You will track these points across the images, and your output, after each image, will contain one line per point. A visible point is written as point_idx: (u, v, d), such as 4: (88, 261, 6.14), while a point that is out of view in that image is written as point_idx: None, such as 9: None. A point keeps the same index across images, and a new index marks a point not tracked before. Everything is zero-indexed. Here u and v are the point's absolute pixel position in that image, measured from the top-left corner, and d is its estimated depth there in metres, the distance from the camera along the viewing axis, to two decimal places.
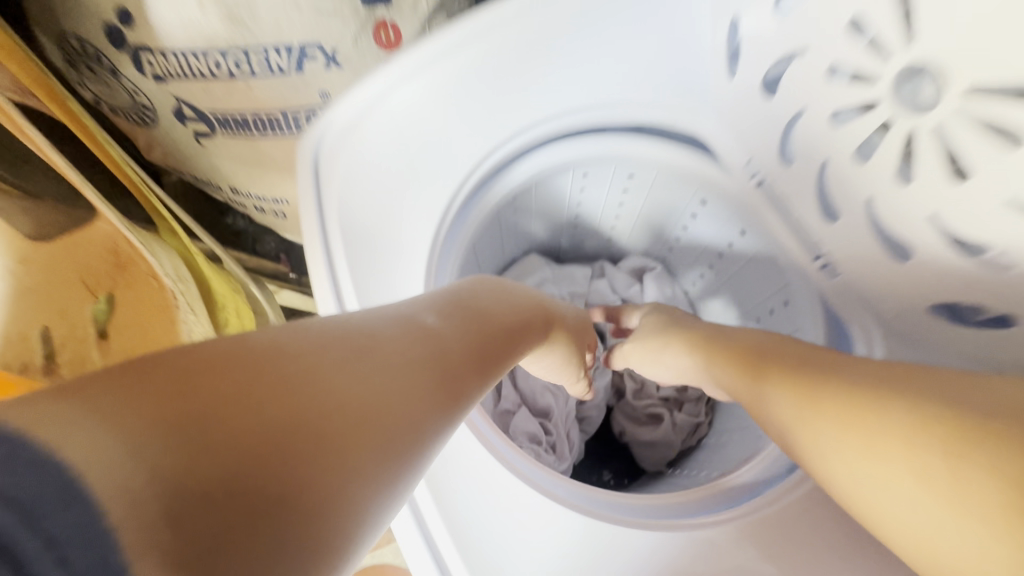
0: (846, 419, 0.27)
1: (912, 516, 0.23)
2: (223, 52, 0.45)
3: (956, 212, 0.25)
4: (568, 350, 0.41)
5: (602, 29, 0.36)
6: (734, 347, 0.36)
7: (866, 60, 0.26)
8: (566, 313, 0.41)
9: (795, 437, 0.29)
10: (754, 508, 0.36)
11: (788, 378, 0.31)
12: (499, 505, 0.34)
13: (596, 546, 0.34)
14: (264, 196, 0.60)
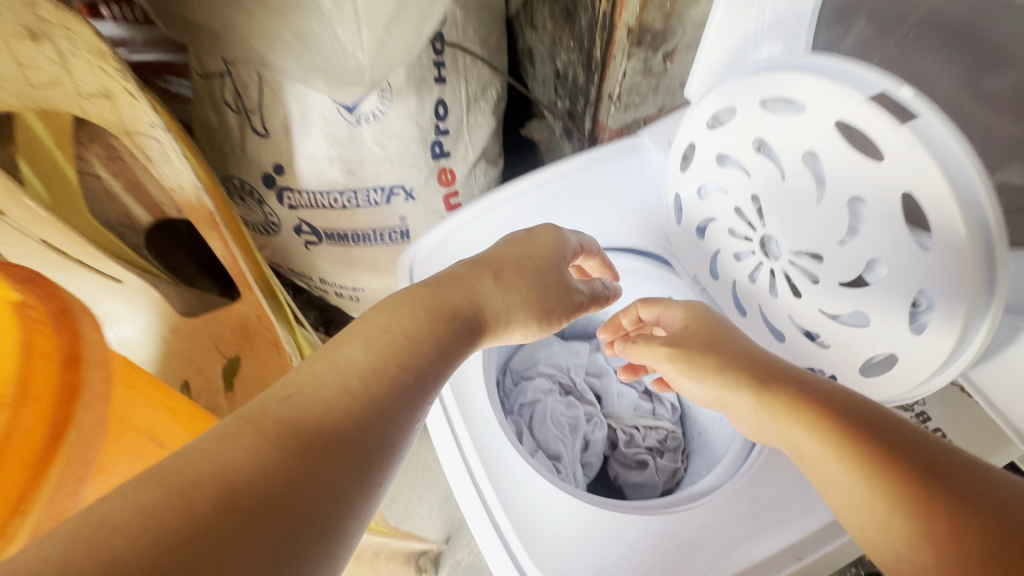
0: (842, 454, 0.35)
1: (875, 533, 0.33)
2: (342, 191, 0.67)
3: (798, 314, 0.43)
4: (518, 308, 0.47)
5: (590, 191, 0.58)
6: (693, 358, 0.47)
7: (741, 227, 0.46)
8: (516, 293, 0.47)
9: (804, 459, 0.38)
10: (706, 497, 0.47)
11: (766, 402, 0.41)
12: (533, 489, 0.47)
13: (602, 522, 0.46)
14: (344, 285, 0.80)
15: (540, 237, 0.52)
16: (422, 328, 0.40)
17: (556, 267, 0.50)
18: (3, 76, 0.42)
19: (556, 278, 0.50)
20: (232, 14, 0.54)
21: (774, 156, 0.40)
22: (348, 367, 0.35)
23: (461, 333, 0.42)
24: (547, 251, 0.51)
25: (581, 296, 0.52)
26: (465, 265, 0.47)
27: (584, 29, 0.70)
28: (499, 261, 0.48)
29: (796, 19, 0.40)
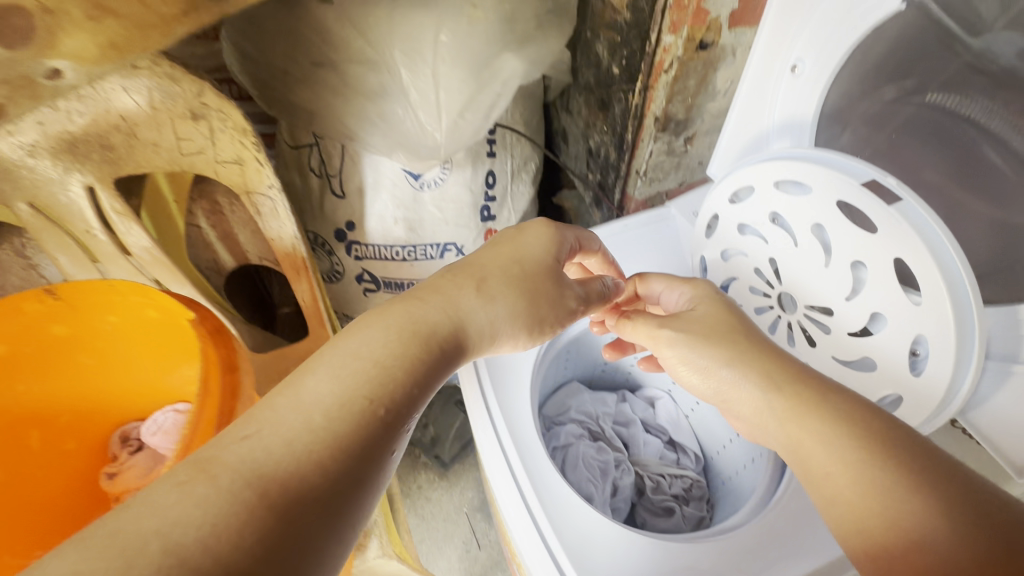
0: (847, 446, 0.37)
1: (874, 523, 0.34)
2: (404, 245, 0.77)
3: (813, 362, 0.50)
4: (501, 320, 0.46)
5: (625, 251, 0.66)
6: (699, 341, 0.46)
7: (760, 285, 0.53)
8: (501, 307, 0.46)
9: (798, 456, 0.39)
10: (735, 530, 0.51)
11: (768, 393, 0.42)
12: (577, 511, 0.52)
13: (644, 547, 0.50)
14: None
15: (534, 245, 0.51)
16: (393, 358, 0.38)
17: (550, 273, 0.50)
18: (161, 146, 0.52)
19: (550, 286, 0.49)
20: (329, 99, 0.66)
21: (788, 227, 0.48)
22: (311, 405, 0.34)
23: (436, 355, 0.41)
24: (541, 260, 0.50)
25: (580, 297, 0.51)
26: (443, 284, 0.46)
27: (616, 116, 0.80)
28: (484, 278, 0.47)
29: (800, 124, 0.49)
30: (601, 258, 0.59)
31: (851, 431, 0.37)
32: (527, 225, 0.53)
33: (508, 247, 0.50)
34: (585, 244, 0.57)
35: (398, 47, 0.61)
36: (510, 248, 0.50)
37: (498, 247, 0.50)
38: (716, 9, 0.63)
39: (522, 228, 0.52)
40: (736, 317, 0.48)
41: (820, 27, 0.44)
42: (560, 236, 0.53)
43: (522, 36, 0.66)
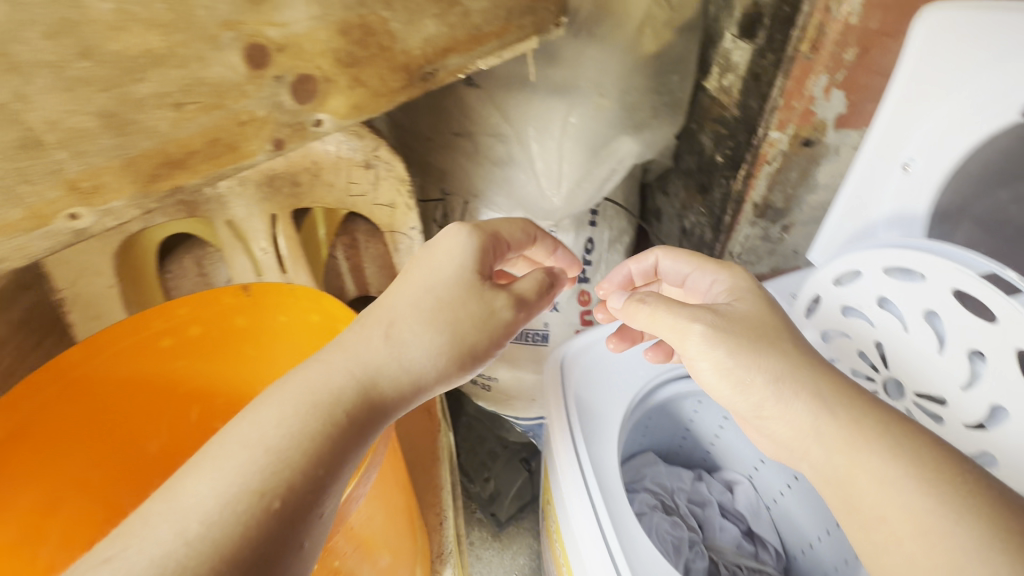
0: (919, 481, 0.36)
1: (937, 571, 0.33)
2: None
3: None
4: (421, 367, 0.41)
5: None
6: (744, 347, 0.42)
7: (861, 368, 0.54)
8: (416, 354, 0.41)
9: (851, 488, 0.38)
10: None
11: (821, 413, 0.41)
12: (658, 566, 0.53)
13: None
14: (482, 374, 0.88)
15: (454, 270, 0.45)
16: (284, 443, 0.34)
17: (478, 296, 0.44)
18: (335, 186, 0.64)
19: (483, 311, 0.44)
20: (464, 163, 0.77)
21: (898, 313, 0.49)
22: (189, 514, 0.30)
23: (343, 427, 0.36)
24: (463, 287, 0.44)
25: (511, 309, 0.45)
26: (346, 342, 0.40)
27: (716, 199, 0.85)
28: (399, 325, 0.41)
29: (911, 216, 0.52)
30: (544, 244, 0.56)
31: (918, 468, 0.37)
32: (440, 243, 0.47)
33: (424, 276, 0.44)
34: (521, 238, 0.52)
35: (531, 124, 0.71)
36: (427, 279, 0.44)
37: (419, 278, 0.44)
38: (823, 111, 0.69)
39: (441, 250, 0.46)
40: (779, 318, 0.45)
41: (937, 132, 0.48)
42: (485, 250, 0.47)
43: (637, 123, 0.76)
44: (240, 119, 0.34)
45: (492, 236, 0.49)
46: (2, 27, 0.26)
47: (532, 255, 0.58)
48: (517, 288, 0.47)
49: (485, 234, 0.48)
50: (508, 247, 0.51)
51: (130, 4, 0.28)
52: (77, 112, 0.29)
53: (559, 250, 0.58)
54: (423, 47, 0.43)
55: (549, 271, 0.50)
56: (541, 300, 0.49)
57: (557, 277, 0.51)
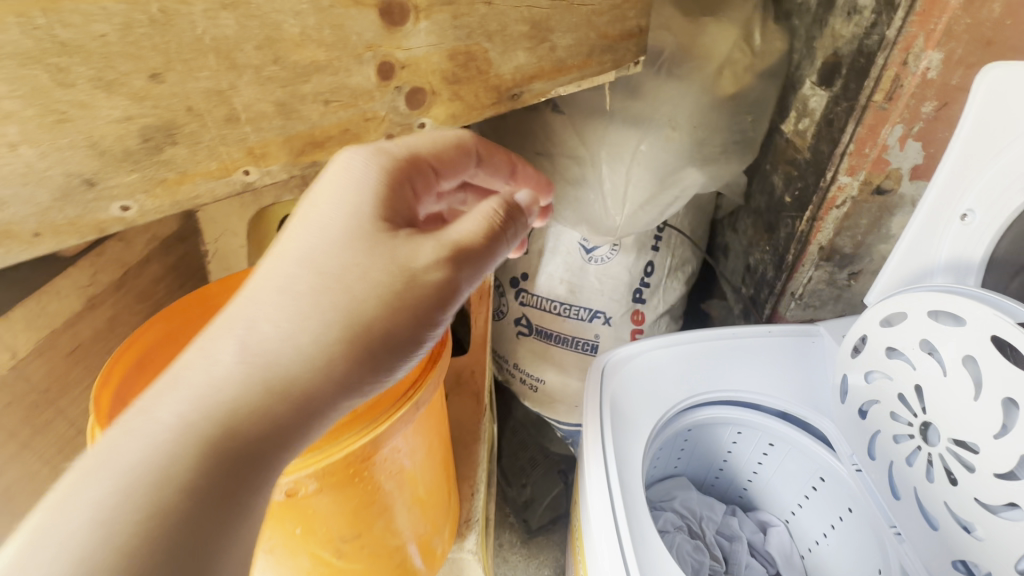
0: None
1: None
2: (569, 303, 0.91)
3: (953, 500, 0.48)
4: (300, 370, 0.32)
5: (761, 355, 0.71)
6: None
7: (901, 410, 0.55)
8: (284, 360, 0.31)
9: None
10: None
11: None
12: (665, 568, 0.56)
13: None
14: (531, 374, 0.95)
15: (345, 236, 0.35)
16: (99, 528, 0.25)
17: (382, 258, 0.34)
18: None
19: (390, 282, 0.34)
20: None
21: (938, 356, 0.50)
22: None
23: (203, 473, 0.28)
24: (357, 253, 0.34)
25: (431, 261, 0.35)
26: (197, 345, 0.32)
27: (781, 238, 0.86)
28: (271, 321, 0.32)
29: (967, 264, 0.53)
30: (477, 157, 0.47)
31: None
32: (326, 197, 0.37)
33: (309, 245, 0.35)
34: (450, 161, 0.43)
35: (606, 149, 0.79)
36: (310, 252, 0.34)
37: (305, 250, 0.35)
38: (897, 161, 0.70)
39: (332, 211, 0.36)
40: None
41: (996, 189, 0.49)
42: (392, 202, 0.37)
43: (707, 157, 0.80)
44: (365, 117, 0.44)
45: (402, 179, 0.39)
46: (232, 41, 0.35)
47: (480, 177, 0.50)
48: (452, 234, 0.37)
49: (392, 171, 0.39)
50: (436, 171, 0.43)
51: (310, 29, 0.38)
52: (262, 100, 0.38)
53: (500, 157, 0.50)
54: (514, 73, 0.52)
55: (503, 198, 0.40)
56: (492, 245, 0.38)
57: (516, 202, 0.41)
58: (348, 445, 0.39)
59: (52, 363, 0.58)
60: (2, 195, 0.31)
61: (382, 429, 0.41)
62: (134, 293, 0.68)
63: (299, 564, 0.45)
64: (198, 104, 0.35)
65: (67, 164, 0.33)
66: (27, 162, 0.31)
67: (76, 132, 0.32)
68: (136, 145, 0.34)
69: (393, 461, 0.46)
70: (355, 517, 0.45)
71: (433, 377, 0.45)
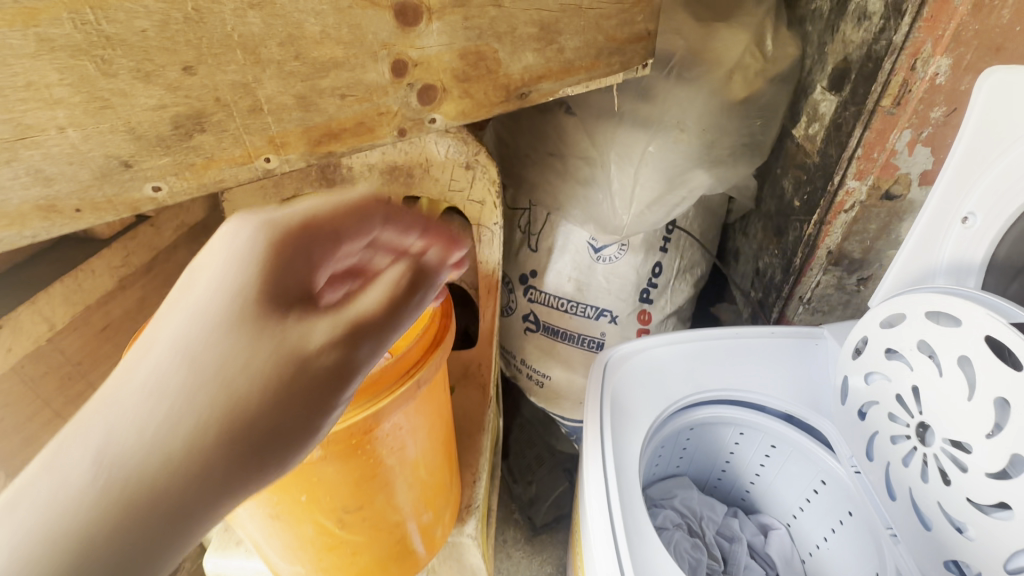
0: None
1: None
2: (576, 301, 0.92)
3: (946, 501, 0.49)
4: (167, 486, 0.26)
5: (763, 356, 0.72)
6: None
7: (898, 412, 0.55)
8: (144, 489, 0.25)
9: None
10: None
11: None
12: (659, 557, 0.57)
13: None
14: (537, 369, 0.97)
15: (223, 318, 0.28)
16: None
17: (270, 345, 0.29)
18: (440, 179, 0.77)
19: (281, 372, 0.29)
20: (552, 179, 0.87)
21: (935, 357, 0.50)
22: None
23: None
24: (234, 342, 0.28)
25: (328, 341, 0.30)
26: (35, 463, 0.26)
27: (790, 241, 0.86)
28: (128, 427, 0.26)
29: (968, 268, 0.53)
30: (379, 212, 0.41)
31: None
32: (196, 272, 0.30)
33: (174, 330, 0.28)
34: (352, 221, 0.34)
35: (615, 150, 0.80)
36: (176, 340, 0.28)
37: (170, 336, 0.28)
38: (907, 166, 0.70)
39: (201, 291, 0.29)
40: None
41: (997, 191, 0.49)
42: (279, 271, 0.30)
43: (715, 159, 0.81)
44: (379, 111, 0.47)
45: (293, 238, 0.31)
46: (258, 38, 0.38)
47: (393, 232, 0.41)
48: (352, 310, 0.32)
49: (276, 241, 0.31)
50: (334, 234, 0.33)
51: (330, 28, 0.41)
52: (284, 93, 0.41)
53: (410, 208, 0.44)
54: (522, 73, 0.54)
55: (411, 261, 0.35)
56: (397, 317, 0.33)
57: (426, 262, 0.36)
58: (351, 417, 0.42)
59: (86, 338, 0.62)
60: (50, 173, 0.35)
61: (382, 405, 0.43)
62: (162, 277, 0.72)
63: (303, 531, 0.49)
64: (225, 95, 0.39)
65: (108, 147, 0.36)
66: (73, 144, 0.35)
67: (117, 118, 0.35)
68: (169, 131, 0.38)
69: (393, 438, 0.48)
70: (357, 489, 0.48)
71: (433, 360, 0.48)
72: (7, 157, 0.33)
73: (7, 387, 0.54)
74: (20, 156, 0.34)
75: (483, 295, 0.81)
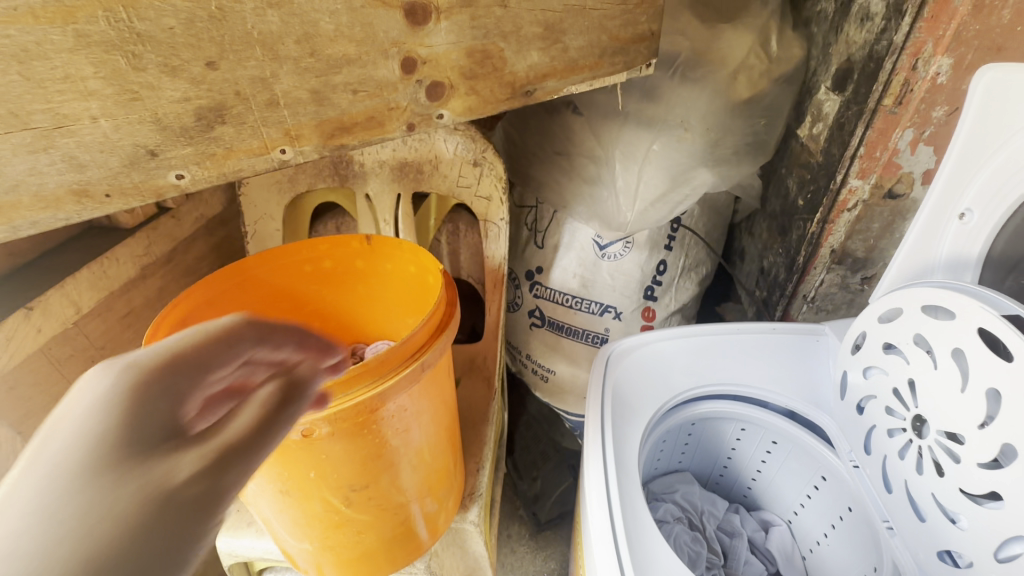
0: None
1: None
2: (581, 297, 0.94)
3: (940, 492, 0.49)
4: None
5: (763, 352, 0.73)
6: None
7: (895, 405, 0.56)
8: None
9: None
10: None
11: None
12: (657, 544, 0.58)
13: None
14: (542, 364, 0.99)
15: (68, 466, 0.22)
16: None
17: (131, 485, 0.23)
18: (449, 175, 0.79)
19: (151, 512, 0.22)
20: (558, 177, 0.89)
21: (930, 350, 0.51)
22: None
23: None
24: (85, 496, 0.21)
25: (197, 473, 0.25)
26: None
27: (794, 240, 0.87)
28: None
29: (966, 263, 0.54)
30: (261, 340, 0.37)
31: None
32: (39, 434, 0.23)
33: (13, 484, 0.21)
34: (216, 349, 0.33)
35: (620, 148, 0.82)
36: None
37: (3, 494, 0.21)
38: (909, 165, 0.71)
39: (38, 441, 0.23)
40: None
41: (992, 187, 0.50)
42: (136, 417, 0.26)
43: (719, 158, 0.83)
44: (389, 106, 0.49)
45: (155, 380, 0.28)
46: (277, 36, 0.41)
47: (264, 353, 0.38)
48: (221, 436, 0.28)
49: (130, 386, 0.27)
50: (196, 365, 0.31)
51: (344, 27, 0.43)
52: (299, 88, 0.44)
53: (285, 329, 0.40)
54: (528, 71, 0.56)
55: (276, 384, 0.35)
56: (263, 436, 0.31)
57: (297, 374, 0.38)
58: (358, 396, 0.44)
59: (108, 324, 0.65)
60: (82, 160, 0.37)
61: (387, 385, 0.45)
62: (180, 267, 0.75)
63: (311, 507, 0.51)
64: (245, 89, 0.41)
65: (135, 136, 0.38)
66: (104, 133, 0.37)
67: (145, 110, 0.38)
68: (192, 123, 0.40)
69: (397, 420, 0.50)
70: (363, 467, 0.50)
71: (437, 345, 0.50)
72: (45, 145, 0.36)
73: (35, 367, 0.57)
74: (56, 144, 0.36)
75: (489, 289, 0.83)
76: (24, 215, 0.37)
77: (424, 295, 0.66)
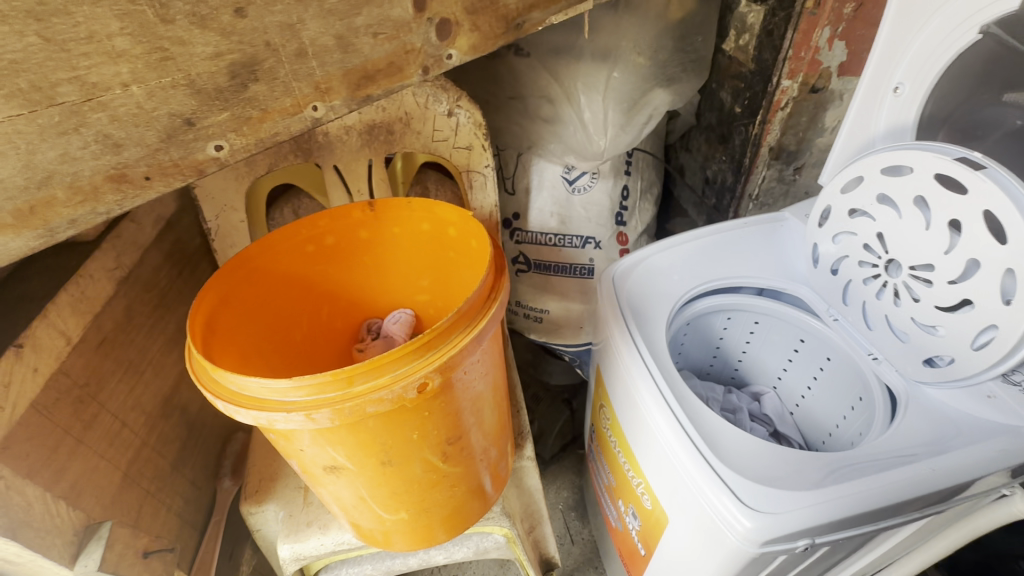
0: None
1: None
2: (563, 234, 0.98)
3: (920, 316, 0.61)
4: None
5: (739, 246, 0.83)
6: None
7: (866, 256, 0.67)
8: None
9: None
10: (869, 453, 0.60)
11: None
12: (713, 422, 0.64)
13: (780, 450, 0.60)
14: (533, 307, 1.04)
15: None
16: None
17: None
18: (421, 133, 0.76)
19: None
20: (519, 120, 0.90)
21: (893, 203, 0.62)
22: None
23: None
24: None
25: None
26: None
27: (736, 145, 0.96)
28: None
29: (902, 129, 0.64)
30: None
31: None
32: None
33: None
34: None
35: (581, 82, 0.84)
36: None
37: None
38: (827, 60, 0.82)
39: None
40: None
41: (920, 58, 0.60)
42: None
43: (668, 77, 0.88)
44: (406, 49, 0.48)
45: None
46: None
47: None
48: None
49: None
50: None
51: None
52: (325, 34, 0.43)
53: None
54: (518, 1, 0.54)
55: None
56: None
57: None
58: (455, 343, 0.45)
59: (87, 356, 0.57)
60: (117, 138, 0.39)
61: (481, 327, 0.47)
62: (140, 282, 0.66)
63: (412, 469, 0.52)
64: (274, 38, 0.42)
65: (171, 103, 0.40)
66: (138, 103, 0.39)
67: (178, 69, 0.39)
68: (226, 82, 0.41)
69: (473, 368, 0.50)
70: (452, 418, 0.51)
71: (504, 284, 0.51)
72: (79, 123, 0.38)
73: (28, 417, 0.49)
74: (88, 120, 0.38)
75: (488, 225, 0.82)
76: (60, 212, 0.40)
77: (444, 250, 0.65)
